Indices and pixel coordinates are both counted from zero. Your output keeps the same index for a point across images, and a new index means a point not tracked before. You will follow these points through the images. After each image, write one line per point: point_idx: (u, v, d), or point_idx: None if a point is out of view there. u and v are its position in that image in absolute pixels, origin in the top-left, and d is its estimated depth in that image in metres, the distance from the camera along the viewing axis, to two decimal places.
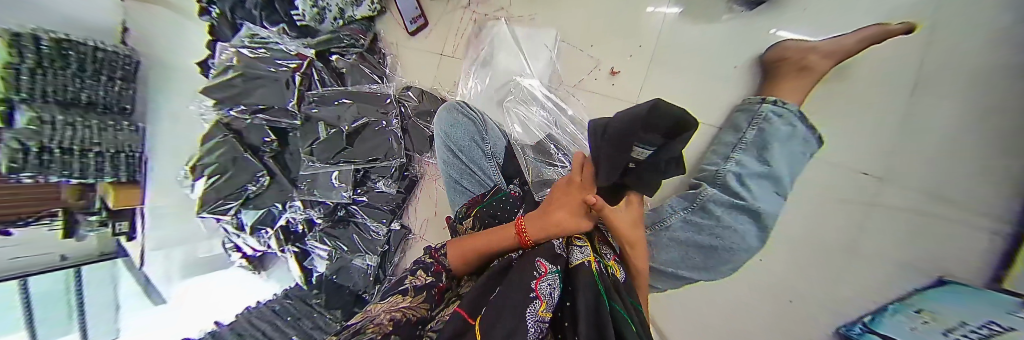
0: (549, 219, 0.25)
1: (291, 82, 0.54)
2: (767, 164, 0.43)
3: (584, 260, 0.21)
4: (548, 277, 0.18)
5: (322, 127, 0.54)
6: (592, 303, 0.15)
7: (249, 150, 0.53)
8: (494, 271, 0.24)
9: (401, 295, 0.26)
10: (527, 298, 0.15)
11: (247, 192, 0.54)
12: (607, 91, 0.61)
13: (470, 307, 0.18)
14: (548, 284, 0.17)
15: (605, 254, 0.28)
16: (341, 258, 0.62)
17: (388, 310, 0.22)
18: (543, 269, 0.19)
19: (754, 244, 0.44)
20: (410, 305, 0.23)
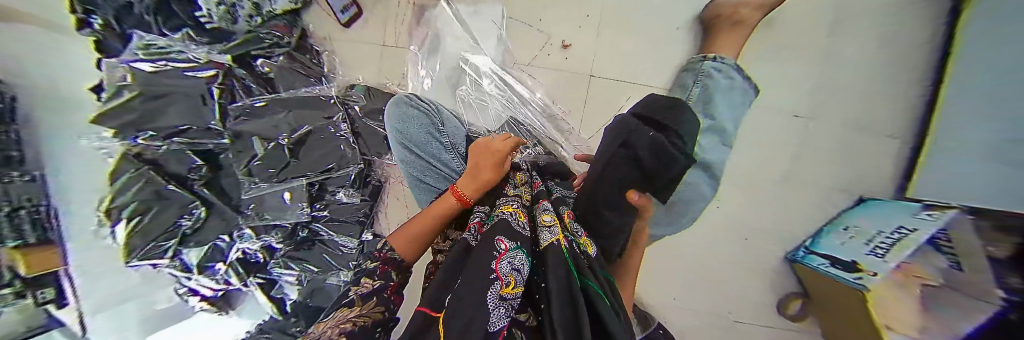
0: (479, 176, 0.32)
1: (210, 97, 0.47)
2: (713, 118, 0.45)
3: (553, 240, 0.24)
4: (510, 259, 0.22)
5: (257, 142, 0.46)
6: (563, 283, 0.20)
7: (173, 181, 0.42)
8: (456, 262, 0.25)
9: (348, 307, 0.28)
10: (486, 283, 0.19)
11: (183, 228, 0.43)
12: (561, 65, 0.60)
13: (434, 302, 0.22)
14: (509, 266, 0.21)
15: (576, 228, 0.28)
16: (313, 279, 0.57)
17: (335, 328, 0.25)
18: (508, 251, 0.22)
19: (709, 192, 0.47)
20: (359, 316, 0.27)
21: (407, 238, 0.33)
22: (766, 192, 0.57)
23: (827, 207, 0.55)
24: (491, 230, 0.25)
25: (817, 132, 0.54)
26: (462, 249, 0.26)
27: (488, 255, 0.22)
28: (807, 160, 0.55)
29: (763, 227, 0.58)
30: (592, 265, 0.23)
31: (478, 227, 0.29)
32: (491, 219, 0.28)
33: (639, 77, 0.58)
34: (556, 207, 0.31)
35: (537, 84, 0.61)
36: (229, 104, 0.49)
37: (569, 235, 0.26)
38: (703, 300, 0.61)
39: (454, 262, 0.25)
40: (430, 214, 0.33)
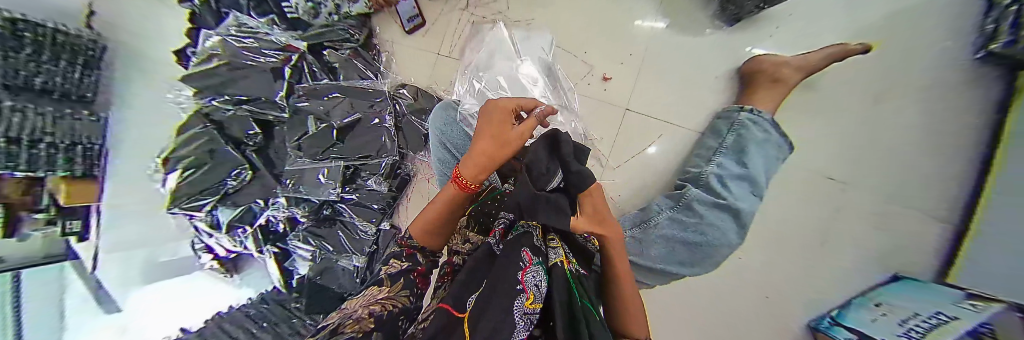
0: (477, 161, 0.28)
1: (282, 76, 0.52)
2: (744, 167, 0.47)
3: (560, 260, 0.24)
4: (534, 273, 0.21)
5: (311, 121, 0.52)
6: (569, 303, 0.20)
7: (231, 143, 0.49)
8: (477, 266, 0.26)
9: (378, 286, 0.28)
10: (515, 292, 0.17)
11: (227, 187, 0.49)
12: (600, 95, 0.64)
13: (453, 302, 0.20)
14: (534, 279, 0.20)
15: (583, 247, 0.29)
16: (326, 258, 0.60)
17: (365, 305, 0.24)
18: (531, 266, 0.21)
19: (734, 240, 0.46)
20: (387, 297, 0.26)
21: (423, 225, 0.34)
22: (794, 250, 0.56)
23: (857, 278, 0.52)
24: (515, 241, 0.26)
25: (849, 198, 0.53)
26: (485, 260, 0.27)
27: (514, 265, 0.21)
28: (839, 225, 0.54)
29: (786, 286, 0.55)
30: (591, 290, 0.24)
31: (501, 235, 0.32)
32: (517, 228, 0.29)
33: (674, 117, 0.60)
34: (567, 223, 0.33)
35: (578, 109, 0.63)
36: (295, 84, 0.53)
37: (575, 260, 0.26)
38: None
39: (471, 274, 0.24)
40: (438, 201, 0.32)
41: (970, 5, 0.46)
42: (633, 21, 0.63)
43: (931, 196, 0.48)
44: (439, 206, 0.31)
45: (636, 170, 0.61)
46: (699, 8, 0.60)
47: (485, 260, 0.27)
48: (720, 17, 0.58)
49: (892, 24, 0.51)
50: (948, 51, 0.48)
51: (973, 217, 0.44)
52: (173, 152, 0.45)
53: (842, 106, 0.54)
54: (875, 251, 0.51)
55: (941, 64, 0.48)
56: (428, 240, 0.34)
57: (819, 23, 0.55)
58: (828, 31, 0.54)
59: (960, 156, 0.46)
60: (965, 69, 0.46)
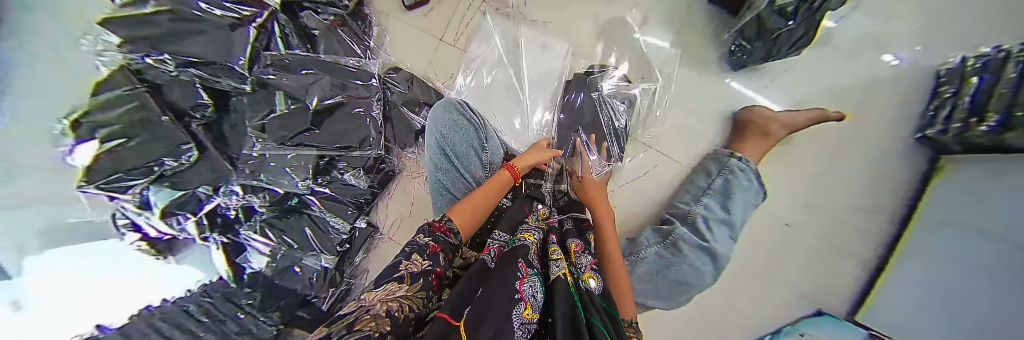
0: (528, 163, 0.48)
1: (246, 36, 0.42)
2: (727, 212, 0.51)
3: (559, 274, 0.30)
4: (531, 283, 0.26)
5: (279, 97, 0.44)
6: (569, 312, 0.22)
7: (173, 114, 0.39)
8: (477, 275, 0.26)
9: (398, 282, 0.25)
10: (514, 301, 0.20)
11: (162, 167, 0.38)
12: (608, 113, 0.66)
13: (452, 315, 0.17)
14: (531, 290, 0.24)
15: (580, 264, 0.37)
16: (288, 255, 0.53)
17: (384, 300, 0.21)
18: (527, 277, 0.26)
19: (708, 280, 0.49)
20: (407, 295, 0.23)
21: (467, 213, 0.40)
22: (739, 278, 0.66)
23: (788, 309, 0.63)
24: (513, 257, 0.31)
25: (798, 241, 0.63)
26: (477, 269, 0.28)
27: (514, 274, 0.26)
28: (787, 263, 0.64)
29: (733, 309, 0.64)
30: (590, 297, 0.29)
31: (498, 252, 0.35)
32: (516, 242, 0.37)
33: (672, 151, 0.63)
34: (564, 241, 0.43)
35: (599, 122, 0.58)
36: (263, 52, 0.44)
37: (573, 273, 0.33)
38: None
39: (471, 279, 0.25)
40: (479, 195, 0.42)
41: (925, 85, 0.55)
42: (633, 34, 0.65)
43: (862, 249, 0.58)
44: (485, 202, 0.42)
45: (632, 195, 0.63)
46: (712, 47, 0.63)
47: (482, 271, 0.27)
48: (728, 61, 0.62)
49: (853, 93, 0.61)
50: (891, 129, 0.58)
51: (885, 268, 0.55)
52: (83, 116, 0.31)
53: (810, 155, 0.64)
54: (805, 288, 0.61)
55: (892, 135, 0.58)
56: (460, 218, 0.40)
57: (800, 72, 0.64)
58: (802, 87, 0.64)
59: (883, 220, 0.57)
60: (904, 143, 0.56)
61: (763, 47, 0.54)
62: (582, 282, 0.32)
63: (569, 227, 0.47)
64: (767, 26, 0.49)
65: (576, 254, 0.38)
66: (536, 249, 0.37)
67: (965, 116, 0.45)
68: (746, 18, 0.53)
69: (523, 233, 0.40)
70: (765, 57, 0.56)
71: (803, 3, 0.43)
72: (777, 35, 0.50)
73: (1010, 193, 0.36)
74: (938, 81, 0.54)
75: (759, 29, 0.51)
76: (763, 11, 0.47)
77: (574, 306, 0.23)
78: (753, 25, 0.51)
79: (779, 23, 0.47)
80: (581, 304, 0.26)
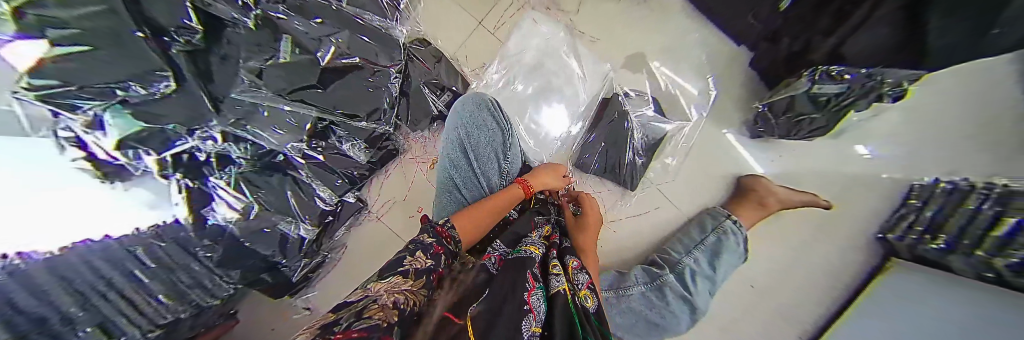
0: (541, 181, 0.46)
1: None
2: (712, 267, 0.53)
3: (560, 289, 0.33)
4: (536, 295, 0.29)
5: (286, 43, 0.37)
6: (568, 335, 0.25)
7: (152, 30, 0.27)
8: (482, 283, 0.30)
9: (402, 276, 0.26)
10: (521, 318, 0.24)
11: (129, 91, 0.30)
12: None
13: (454, 315, 0.22)
14: (537, 301, 0.28)
15: (578, 281, 0.38)
16: (263, 218, 0.48)
17: (390, 292, 0.22)
18: (532, 289, 0.30)
19: (682, 329, 0.52)
20: (411, 290, 0.24)
21: (471, 223, 0.39)
22: (703, 328, 0.70)
23: None
24: (520, 267, 0.33)
25: (761, 305, 0.69)
26: (481, 275, 0.32)
27: (521, 286, 0.29)
28: (746, 322, 0.69)
29: None
30: (589, 315, 0.32)
31: (499, 259, 0.37)
32: (520, 252, 0.38)
33: (673, 196, 0.64)
34: (563, 257, 0.42)
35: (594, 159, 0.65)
36: None
37: (574, 289, 0.35)
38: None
39: (474, 286, 0.29)
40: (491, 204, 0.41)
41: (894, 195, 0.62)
42: (652, 62, 0.64)
43: (807, 321, 0.66)
44: (491, 212, 0.40)
45: (628, 230, 0.64)
46: (739, 108, 0.64)
47: (485, 281, 0.30)
48: (749, 126, 0.63)
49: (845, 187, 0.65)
50: (864, 225, 0.64)
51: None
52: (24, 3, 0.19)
53: (793, 233, 0.68)
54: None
55: (861, 231, 0.64)
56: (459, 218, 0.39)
57: (797, 152, 0.67)
58: (798, 166, 0.67)
59: (829, 300, 0.65)
60: (867, 241, 0.63)
61: (783, 125, 0.56)
62: (579, 299, 0.34)
63: (568, 246, 0.47)
64: (796, 107, 0.51)
65: (575, 272, 0.39)
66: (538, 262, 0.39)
67: (923, 232, 0.51)
68: (777, 95, 0.54)
69: (527, 245, 0.41)
70: (785, 132, 0.57)
71: (839, 96, 0.47)
72: (802, 118, 0.52)
73: (946, 313, 0.42)
74: (909, 193, 0.60)
75: (786, 108, 0.52)
76: (800, 94, 0.49)
77: (573, 327, 0.26)
78: (783, 101, 0.52)
79: (808, 109, 0.50)
80: (579, 322, 0.28)
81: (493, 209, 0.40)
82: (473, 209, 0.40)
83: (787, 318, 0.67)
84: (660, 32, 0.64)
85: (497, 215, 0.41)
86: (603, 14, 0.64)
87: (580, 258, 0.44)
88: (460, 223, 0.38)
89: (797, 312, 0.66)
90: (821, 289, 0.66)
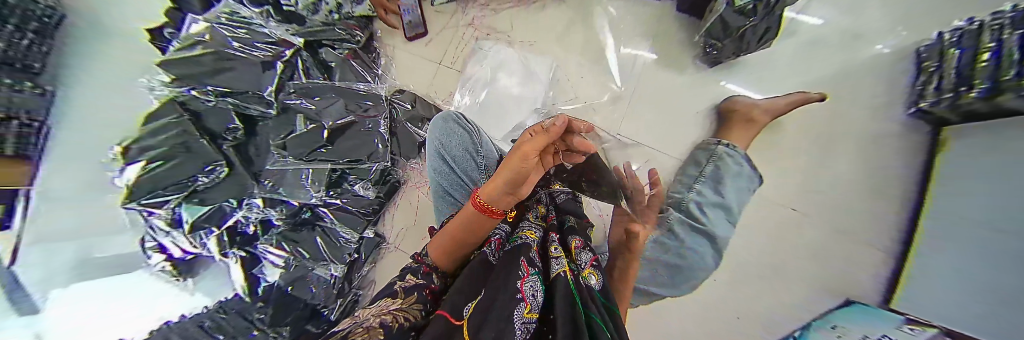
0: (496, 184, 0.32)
1: (274, 70, 0.49)
2: (720, 195, 0.57)
3: (560, 271, 0.29)
4: (530, 282, 0.25)
5: (300, 119, 0.50)
6: (572, 313, 0.21)
7: (207, 136, 0.43)
8: (472, 281, 0.27)
9: (392, 297, 0.27)
10: (515, 301, 0.19)
11: (197, 183, 0.43)
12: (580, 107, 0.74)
13: (451, 311, 0.19)
14: (531, 289, 0.24)
15: (580, 260, 0.36)
16: (301, 266, 0.57)
17: (377, 315, 0.20)
18: (527, 276, 0.26)
19: (710, 263, 0.57)
20: (401, 308, 0.22)
21: (442, 249, 0.37)
22: (747, 269, 0.72)
23: (805, 296, 0.67)
24: (514, 256, 0.31)
25: (801, 229, 0.69)
26: (479, 271, 0.30)
27: (514, 275, 0.25)
28: (793, 253, 0.69)
29: (750, 296, 0.71)
30: (591, 292, 0.29)
31: (497, 246, 0.37)
32: (515, 240, 0.36)
33: (661, 144, 0.70)
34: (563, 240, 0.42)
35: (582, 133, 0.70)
36: (287, 81, 0.51)
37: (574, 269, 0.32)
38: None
39: (466, 285, 0.26)
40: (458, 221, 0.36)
41: (896, 65, 0.63)
42: (624, 49, 0.74)
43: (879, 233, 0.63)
44: (455, 234, 0.36)
45: None
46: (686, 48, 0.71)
47: (478, 277, 0.29)
48: (703, 59, 0.69)
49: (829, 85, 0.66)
50: (864, 119, 0.65)
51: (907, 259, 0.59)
52: (133, 142, 0.37)
53: (799, 147, 0.69)
54: (815, 276, 0.67)
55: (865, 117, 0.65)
56: (442, 261, 0.36)
57: (758, 73, 0.70)
58: (778, 90, 0.69)
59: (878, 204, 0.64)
60: (876, 130, 0.65)
61: (732, 44, 0.60)
62: (582, 278, 0.32)
63: (568, 225, 0.47)
64: (730, 24, 0.54)
65: (577, 252, 0.38)
66: (538, 248, 0.37)
67: (956, 86, 0.49)
68: (710, 18, 0.58)
69: (523, 231, 0.40)
70: (736, 51, 0.62)
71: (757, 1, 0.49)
72: (744, 30, 0.55)
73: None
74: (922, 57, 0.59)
75: (724, 29, 0.56)
76: (724, 13, 0.52)
77: (574, 303, 0.23)
78: (718, 25, 0.57)
79: (741, 21, 0.53)
80: (582, 300, 0.25)
81: (455, 230, 0.36)
82: (443, 234, 0.38)
83: (839, 232, 0.66)
84: (585, 21, 0.76)
85: (459, 238, 0.36)
86: (531, 22, 0.77)
87: (581, 237, 0.44)
88: (445, 264, 0.36)
89: (858, 225, 0.65)
90: (854, 194, 0.65)
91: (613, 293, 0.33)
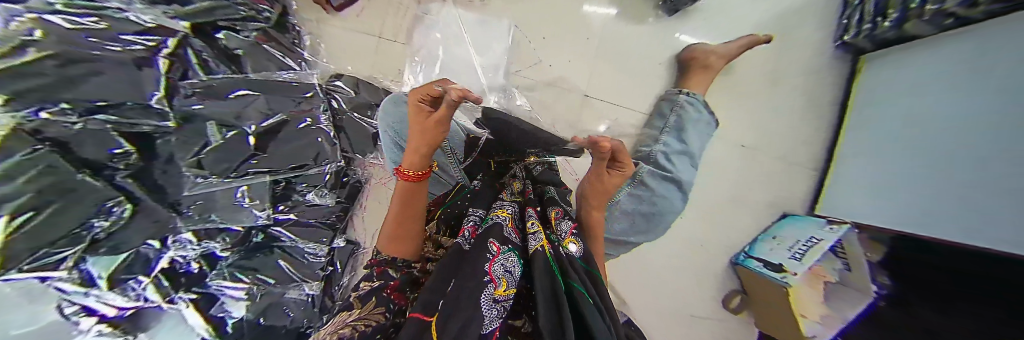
0: (413, 152, 0.37)
1: (156, 70, 0.35)
2: (683, 142, 0.61)
3: (539, 246, 0.31)
4: (499, 261, 0.28)
5: (212, 128, 0.38)
6: (549, 285, 0.26)
7: (85, 171, 0.29)
8: (449, 267, 0.29)
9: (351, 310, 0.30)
10: (483, 285, 0.24)
11: (93, 233, 0.31)
12: (544, 71, 0.71)
13: (425, 311, 0.23)
14: (501, 268, 0.27)
15: (560, 230, 0.37)
16: (269, 293, 0.52)
17: (336, 332, 0.25)
18: (499, 256, 0.28)
19: (678, 206, 0.60)
20: (363, 318, 0.27)
21: (393, 241, 0.39)
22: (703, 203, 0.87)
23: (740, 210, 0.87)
24: (484, 236, 0.32)
25: (761, 161, 0.88)
26: (456, 254, 0.30)
27: (483, 258, 0.27)
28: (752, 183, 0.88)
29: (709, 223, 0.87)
30: (571, 261, 0.31)
31: (473, 232, 0.35)
32: (489, 221, 0.35)
33: (627, 102, 0.72)
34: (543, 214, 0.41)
35: (546, 96, 0.70)
36: (179, 80, 0.38)
37: (553, 242, 0.33)
38: (652, 283, 0.86)
39: (443, 273, 0.28)
40: (398, 204, 0.40)
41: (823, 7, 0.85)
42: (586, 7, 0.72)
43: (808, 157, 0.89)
44: (397, 216, 0.39)
45: None
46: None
47: (455, 259, 0.30)
48: (662, 9, 0.72)
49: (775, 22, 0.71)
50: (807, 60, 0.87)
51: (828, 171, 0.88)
52: None
53: None
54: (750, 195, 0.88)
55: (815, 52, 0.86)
56: (393, 248, 0.39)
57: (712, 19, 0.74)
58: (728, 33, 0.73)
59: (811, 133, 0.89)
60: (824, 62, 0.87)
61: None
62: (562, 248, 0.33)
63: (550, 194, 0.47)
64: None
65: (556, 221, 0.38)
66: (513, 224, 0.37)
67: None
68: None
69: (496, 210, 0.39)
70: None
71: None
72: None
73: None
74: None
75: None
76: None
77: (552, 276, 0.27)
78: None
79: None
80: (559, 272, 0.28)
81: (398, 213, 0.39)
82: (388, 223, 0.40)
83: (785, 163, 0.89)
84: None
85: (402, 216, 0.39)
86: None
87: (562, 206, 0.43)
88: (405, 254, 0.39)
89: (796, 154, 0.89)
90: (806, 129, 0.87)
91: (592, 256, 0.35)
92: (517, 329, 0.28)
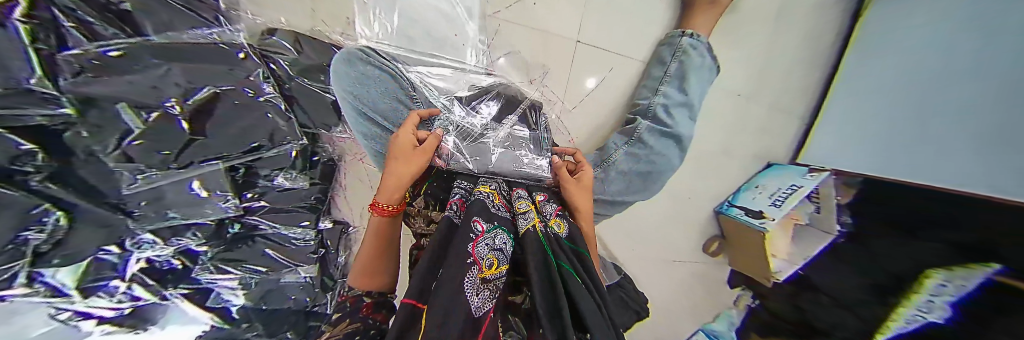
0: (385, 190, 0.38)
1: (16, 37, 0.20)
2: (683, 92, 0.60)
3: (530, 226, 0.30)
4: (484, 239, 0.27)
5: (125, 111, 0.28)
6: (542, 264, 0.26)
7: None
8: (441, 240, 0.28)
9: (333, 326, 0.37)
10: (470, 266, 0.23)
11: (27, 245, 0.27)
12: (527, 9, 0.64)
13: (417, 294, 0.24)
14: (487, 246, 0.26)
15: (547, 211, 0.35)
16: (268, 279, 0.53)
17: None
18: (484, 233, 0.27)
19: (675, 162, 0.61)
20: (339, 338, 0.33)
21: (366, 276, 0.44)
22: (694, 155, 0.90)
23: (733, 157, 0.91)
24: (471, 210, 0.30)
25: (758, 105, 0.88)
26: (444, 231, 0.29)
27: (467, 236, 0.26)
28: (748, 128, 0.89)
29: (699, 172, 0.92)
30: (560, 239, 0.30)
31: (460, 205, 0.33)
32: (472, 197, 0.33)
33: (622, 51, 0.66)
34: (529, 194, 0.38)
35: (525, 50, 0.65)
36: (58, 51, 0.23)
37: (542, 220, 0.32)
38: (637, 229, 0.96)
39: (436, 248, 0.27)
40: (372, 235, 0.43)
41: None
42: None
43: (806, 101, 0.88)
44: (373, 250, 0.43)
45: (590, 107, 0.68)
46: None
47: (447, 231, 0.29)
48: None
49: None
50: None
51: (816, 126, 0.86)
52: None
53: None
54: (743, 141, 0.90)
55: None
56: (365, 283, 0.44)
57: None
58: None
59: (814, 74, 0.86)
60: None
61: None
62: (551, 228, 0.31)
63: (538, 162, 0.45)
64: None
65: (542, 204, 0.36)
66: (499, 200, 0.35)
67: None
68: None
69: (480, 186, 0.36)
70: None
71: None
72: None
73: None
74: None
75: None
76: None
77: (545, 254, 0.27)
78: None
79: None
80: (551, 253, 0.27)
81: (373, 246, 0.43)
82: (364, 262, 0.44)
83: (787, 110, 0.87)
84: None
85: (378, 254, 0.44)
86: None
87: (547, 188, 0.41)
88: (374, 287, 0.45)
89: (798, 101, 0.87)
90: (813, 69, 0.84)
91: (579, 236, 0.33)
92: (517, 304, 0.29)
